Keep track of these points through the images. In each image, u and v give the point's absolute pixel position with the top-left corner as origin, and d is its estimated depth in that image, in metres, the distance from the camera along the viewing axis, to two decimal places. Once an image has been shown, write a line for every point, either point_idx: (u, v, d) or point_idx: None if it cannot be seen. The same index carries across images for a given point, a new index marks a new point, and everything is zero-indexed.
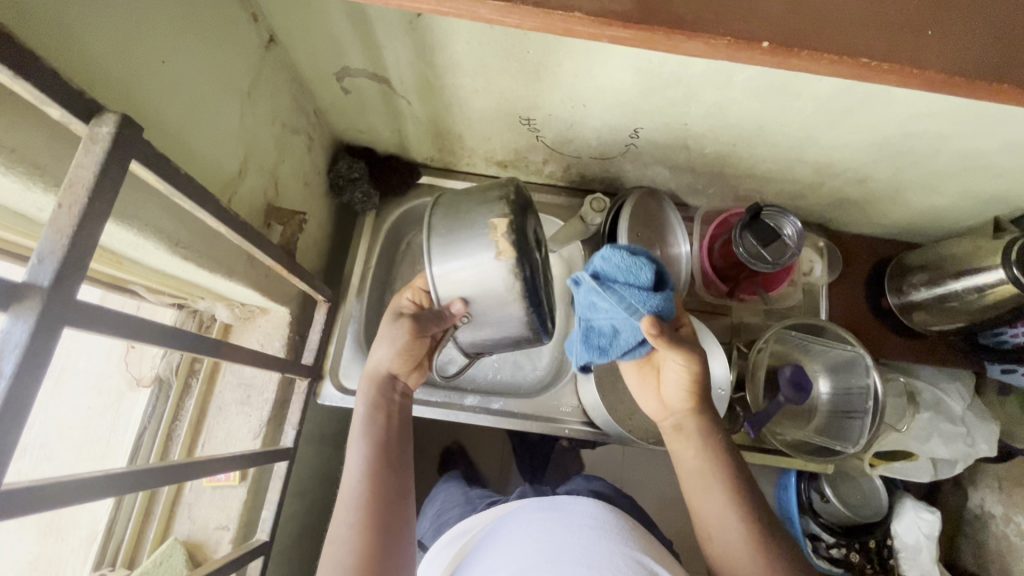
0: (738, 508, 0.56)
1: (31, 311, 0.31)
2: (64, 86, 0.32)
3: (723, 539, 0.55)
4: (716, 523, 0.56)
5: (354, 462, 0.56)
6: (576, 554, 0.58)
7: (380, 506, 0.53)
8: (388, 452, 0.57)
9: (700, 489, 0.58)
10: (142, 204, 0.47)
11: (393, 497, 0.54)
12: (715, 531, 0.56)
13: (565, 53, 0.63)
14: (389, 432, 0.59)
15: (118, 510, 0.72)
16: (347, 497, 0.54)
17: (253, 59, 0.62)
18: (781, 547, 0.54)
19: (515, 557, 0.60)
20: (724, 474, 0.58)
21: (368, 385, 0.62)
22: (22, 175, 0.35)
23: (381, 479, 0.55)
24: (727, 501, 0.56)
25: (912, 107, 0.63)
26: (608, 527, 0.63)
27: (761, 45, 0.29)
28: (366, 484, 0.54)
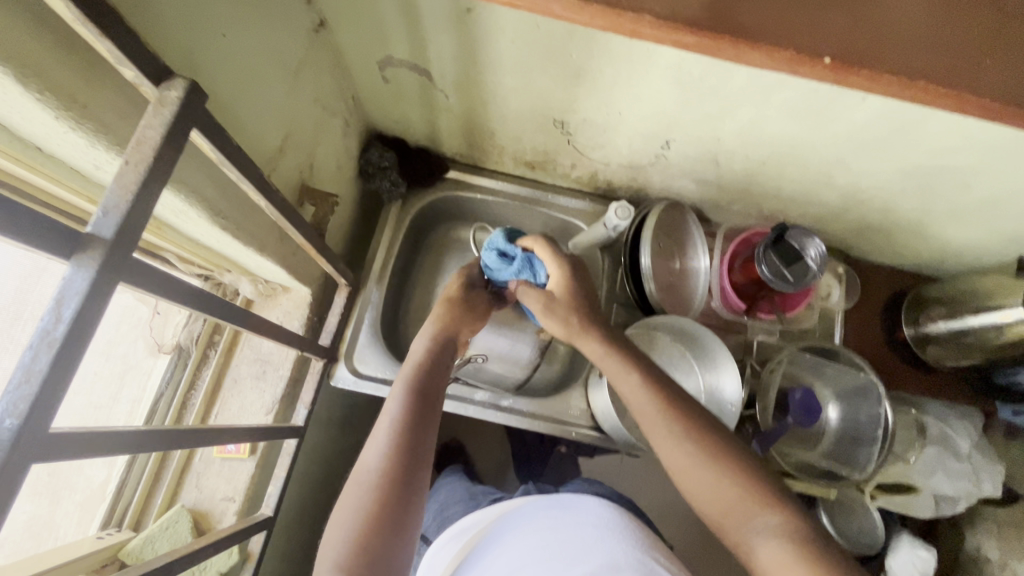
0: (706, 445, 0.53)
1: (92, 260, 0.32)
2: (142, 48, 0.33)
3: (702, 477, 0.51)
4: (692, 471, 0.52)
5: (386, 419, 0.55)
6: (578, 550, 0.61)
7: (406, 461, 0.52)
8: (426, 414, 0.57)
9: (666, 435, 0.54)
10: (191, 171, 0.48)
11: (421, 464, 0.53)
12: (693, 471, 0.52)
13: (608, 58, 0.64)
14: (431, 395, 0.59)
15: (129, 472, 0.73)
16: (379, 432, 0.54)
17: (302, 40, 0.63)
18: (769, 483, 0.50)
19: (521, 554, 0.62)
20: (681, 410, 0.56)
21: (425, 340, 0.65)
22: (89, 132, 0.36)
23: (413, 437, 0.54)
24: (692, 438, 0.53)
25: (946, 139, 0.63)
26: (612, 526, 0.65)
27: (822, 60, 0.30)
28: (397, 438, 0.53)
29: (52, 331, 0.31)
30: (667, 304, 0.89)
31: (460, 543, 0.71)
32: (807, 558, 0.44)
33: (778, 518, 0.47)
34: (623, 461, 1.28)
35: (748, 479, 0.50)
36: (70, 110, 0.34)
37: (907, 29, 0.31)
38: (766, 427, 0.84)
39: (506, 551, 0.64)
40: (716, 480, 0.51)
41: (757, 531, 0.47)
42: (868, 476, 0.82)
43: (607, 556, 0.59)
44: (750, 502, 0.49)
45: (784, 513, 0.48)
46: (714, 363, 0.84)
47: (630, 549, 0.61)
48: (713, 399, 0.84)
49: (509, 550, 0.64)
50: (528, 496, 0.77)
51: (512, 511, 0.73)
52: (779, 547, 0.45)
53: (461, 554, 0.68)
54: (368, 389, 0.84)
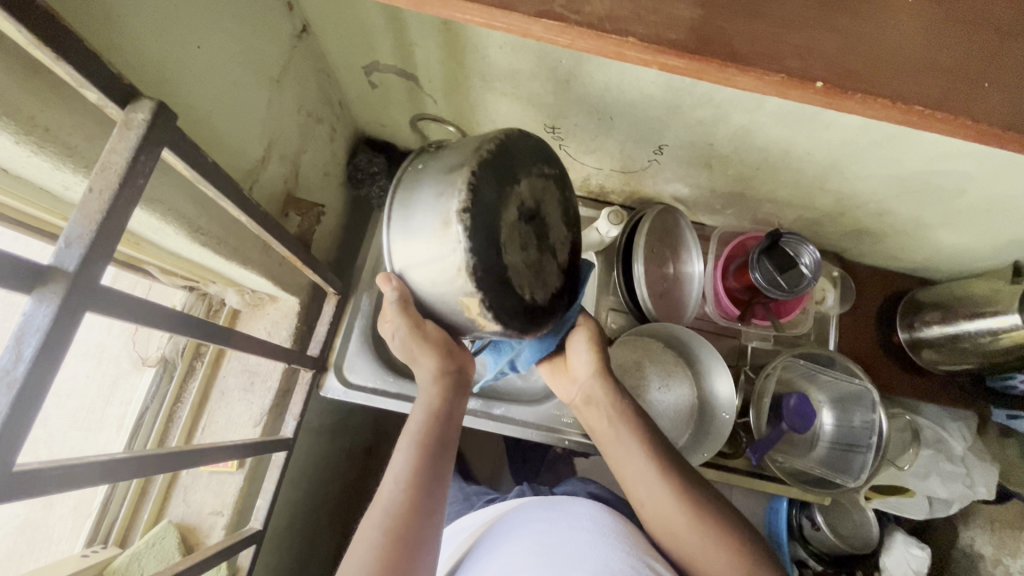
0: (693, 515, 0.60)
1: (54, 295, 0.31)
2: (106, 71, 0.31)
3: (697, 544, 0.59)
4: (690, 542, 0.59)
5: (392, 485, 0.53)
6: (571, 555, 0.58)
7: (412, 536, 0.50)
8: (437, 461, 0.55)
9: (660, 508, 0.61)
10: (166, 188, 0.47)
11: (429, 533, 0.51)
12: (681, 532, 0.60)
13: (597, 65, 0.62)
14: (438, 455, 0.56)
15: (114, 489, 0.72)
16: (385, 493, 0.53)
17: (284, 46, 0.61)
18: (746, 542, 0.59)
19: (513, 560, 0.60)
20: (673, 475, 0.62)
21: (429, 385, 0.59)
22: (53, 155, 0.35)
23: (421, 506, 0.52)
24: (681, 508, 0.60)
25: (940, 145, 0.62)
26: (605, 531, 0.63)
27: (814, 84, 0.29)
28: (403, 508, 0.51)
29: (12, 371, 0.29)
30: (661, 311, 0.88)
31: (458, 551, 0.71)
32: None
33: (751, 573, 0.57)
34: None
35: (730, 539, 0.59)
36: (32, 135, 0.33)
37: (905, 51, 0.30)
38: (759, 434, 0.84)
39: (497, 559, 0.63)
40: (701, 543, 0.59)
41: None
42: (861, 483, 0.81)
43: (599, 563, 0.57)
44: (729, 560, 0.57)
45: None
46: (706, 371, 0.85)
47: (623, 553, 0.59)
48: (707, 405, 0.85)
49: (501, 557, 0.62)
50: (523, 498, 0.76)
51: (506, 515, 0.72)
52: None
53: (458, 561, 0.68)
54: (359, 398, 0.83)
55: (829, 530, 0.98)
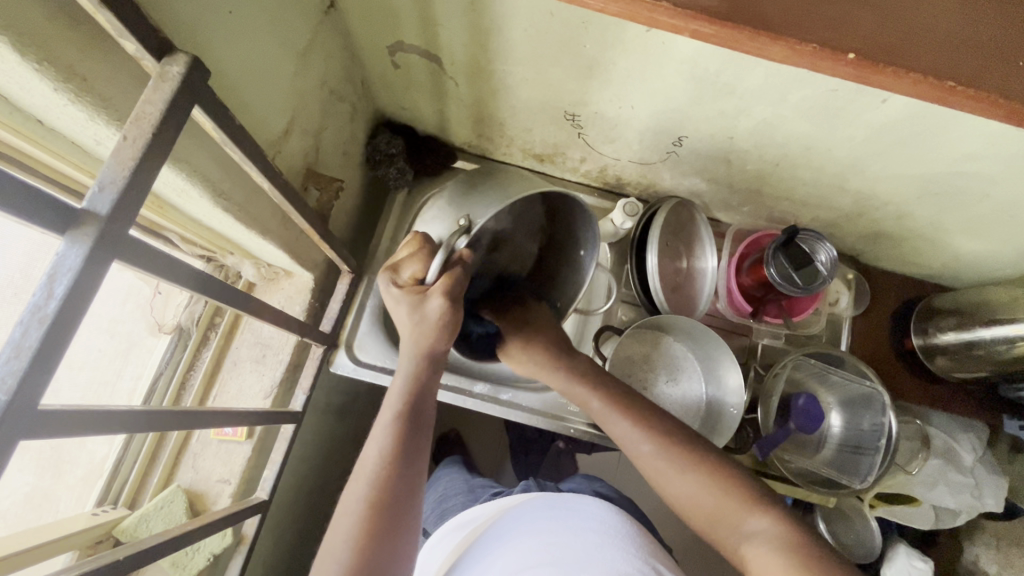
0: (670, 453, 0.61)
1: (86, 238, 0.32)
2: (144, 22, 0.32)
3: (687, 484, 0.59)
4: (692, 495, 0.58)
5: (376, 438, 0.55)
6: (578, 556, 0.59)
7: (387, 490, 0.52)
8: (415, 431, 0.56)
9: (648, 453, 0.62)
10: (194, 151, 0.48)
11: (409, 478, 0.53)
12: (669, 476, 0.60)
13: (621, 51, 0.62)
14: (422, 406, 0.58)
15: (126, 451, 0.73)
16: (364, 468, 0.54)
17: (312, 21, 0.62)
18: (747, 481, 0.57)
19: (522, 555, 0.61)
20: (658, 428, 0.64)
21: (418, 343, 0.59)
22: (89, 106, 0.36)
23: (402, 452, 0.54)
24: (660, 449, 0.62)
25: (966, 144, 0.62)
26: (613, 533, 0.63)
27: (847, 56, 0.29)
28: (387, 451, 0.54)
29: (43, 307, 0.30)
30: (672, 305, 0.88)
31: (457, 544, 0.70)
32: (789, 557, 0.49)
33: (769, 520, 0.53)
34: (620, 460, 1.28)
35: (726, 478, 0.58)
36: (69, 83, 0.34)
37: (938, 26, 0.30)
38: (766, 431, 0.82)
39: (501, 559, 0.62)
40: (709, 495, 0.57)
41: (750, 538, 0.53)
42: (867, 485, 0.81)
43: (606, 565, 0.57)
44: (738, 506, 0.55)
45: (772, 517, 0.53)
46: (718, 369, 0.84)
47: (631, 557, 0.59)
48: (715, 401, 0.85)
49: (507, 555, 0.62)
50: (530, 493, 0.76)
51: (511, 511, 0.71)
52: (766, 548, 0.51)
53: (462, 546, 0.69)
54: (368, 376, 0.83)
55: (831, 537, 0.96)
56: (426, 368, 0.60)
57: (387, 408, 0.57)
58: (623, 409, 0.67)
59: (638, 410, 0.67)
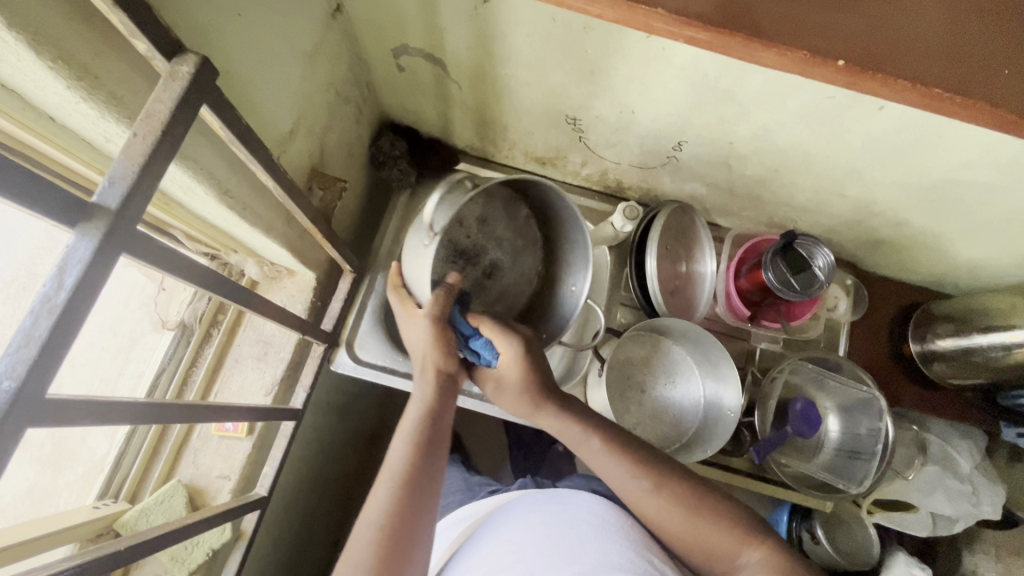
0: (666, 493, 0.59)
1: (96, 231, 0.33)
2: (155, 22, 0.33)
3: (684, 525, 0.57)
4: (687, 533, 0.57)
5: (397, 445, 0.56)
6: (570, 551, 0.59)
7: (405, 518, 0.51)
8: (432, 455, 0.56)
9: (641, 496, 0.59)
10: (201, 149, 0.49)
11: (424, 503, 0.53)
12: (668, 519, 0.58)
13: (622, 57, 0.63)
14: (439, 430, 0.58)
15: (128, 445, 0.74)
16: (381, 490, 0.53)
17: (319, 23, 0.63)
18: (737, 512, 0.58)
19: (515, 550, 0.61)
20: (649, 467, 0.60)
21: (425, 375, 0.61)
22: (100, 103, 0.37)
23: (418, 477, 0.54)
24: (651, 488, 0.59)
25: (962, 152, 0.62)
26: (608, 526, 0.63)
27: (837, 62, 0.30)
28: (404, 477, 0.53)
29: (53, 297, 0.31)
30: (671, 308, 0.88)
31: (453, 541, 0.70)
32: None
33: (762, 552, 0.54)
34: None
35: (723, 514, 0.57)
36: (82, 81, 0.35)
37: (926, 34, 0.31)
38: (763, 434, 0.83)
39: (494, 552, 0.62)
40: (705, 532, 0.57)
41: (744, 570, 0.54)
42: (864, 490, 0.81)
43: (598, 557, 0.57)
44: (732, 541, 0.56)
45: (767, 550, 0.54)
46: (716, 371, 0.84)
47: (624, 548, 0.59)
48: (713, 404, 0.85)
49: (500, 550, 0.62)
50: (525, 489, 0.76)
51: (506, 506, 0.72)
52: None
53: (457, 544, 0.69)
54: (368, 375, 0.84)
55: (829, 544, 0.95)
56: (440, 393, 0.60)
57: (405, 430, 0.57)
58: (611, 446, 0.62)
59: (631, 445, 0.62)
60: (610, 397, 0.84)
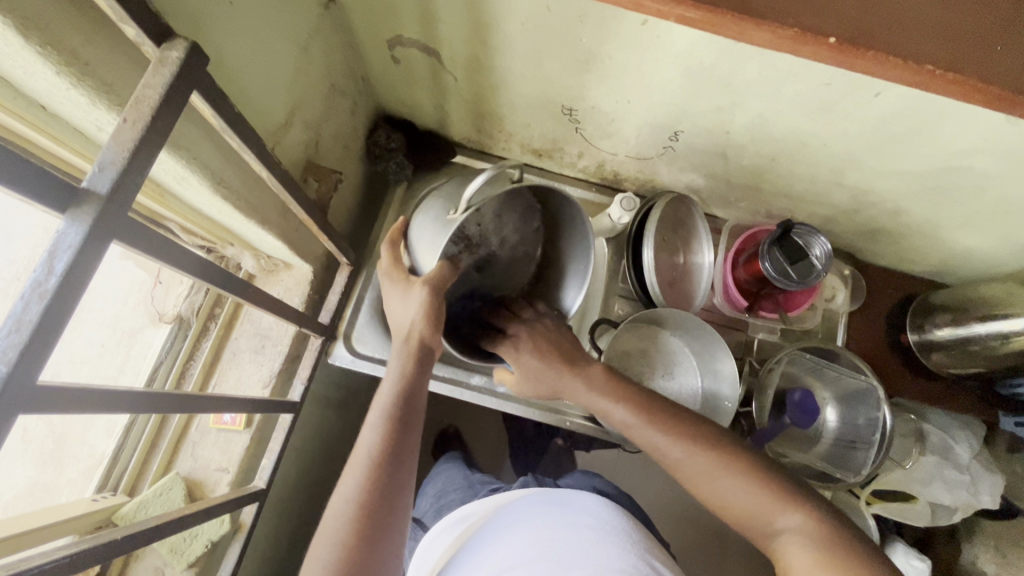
0: (708, 460, 0.59)
1: (86, 216, 0.33)
2: (144, 8, 0.33)
3: (725, 488, 0.58)
4: (732, 499, 0.57)
5: (373, 421, 0.56)
6: (573, 554, 0.59)
7: (381, 493, 0.52)
8: (405, 430, 0.56)
9: (690, 469, 0.59)
10: (192, 138, 0.49)
11: (397, 478, 0.53)
12: (713, 482, 0.58)
13: (618, 45, 0.63)
14: (412, 406, 0.58)
15: (126, 438, 0.74)
16: (356, 466, 0.53)
17: (313, 14, 0.63)
18: (780, 476, 0.58)
19: (518, 552, 0.61)
20: (688, 435, 0.61)
21: (402, 352, 0.60)
22: (90, 90, 0.37)
23: (392, 450, 0.54)
24: (691, 452, 0.60)
25: (959, 138, 0.62)
26: (610, 529, 0.64)
27: (827, 40, 0.30)
28: (377, 451, 0.54)
29: (43, 283, 0.31)
30: (669, 300, 0.88)
31: (452, 537, 0.70)
32: (832, 560, 0.50)
33: (802, 517, 0.54)
34: (618, 456, 1.28)
35: (762, 477, 0.57)
36: (71, 67, 0.35)
37: (918, 11, 0.31)
38: (761, 425, 0.83)
39: (497, 552, 0.63)
40: (748, 500, 0.56)
41: (784, 535, 0.54)
42: (861, 480, 0.81)
43: (603, 561, 0.58)
44: (771, 506, 0.55)
45: (807, 514, 0.55)
46: (714, 364, 0.85)
47: (626, 554, 0.60)
48: (711, 396, 0.85)
49: (502, 553, 0.62)
50: (525, 489, 0.76)
51: (504, 506, 0.72)
52: (805, 547, 0.52)
53: (454, 545, 0.69)
54: (365, 368, 0.83)
55: None
56: (415, 365, 0.60)
57: (379, 405, 0.57)
58: (649, 414, 0.63)
59: (664, 412, 0.63)
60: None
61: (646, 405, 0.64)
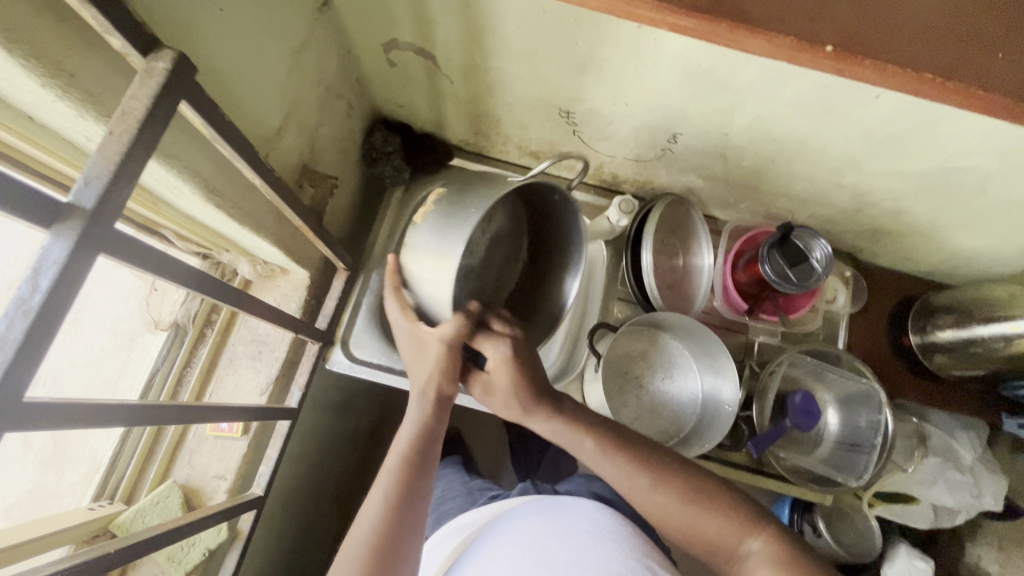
0: (674, 490, 0.57)
1: (71, 231, 0.32)
2: (130, 19, 0.32)
3: (694, 519, 0.56)
4: (702, 530, 0.56)
5: (391, 462, 0.57)
6: (570, 560, 0.58)
7: (395, 539, 0.52)
8: (422, 475, 0.56)
9: (656, 502, 0.57)
10: (183, 147, 0.48)
11: (412, 523, 0.54)
12: (679, 515, 0.56)
13: (614, 47, 0.62)
14: (429, 449, 0.59)
15: (123, 446, 0.74)
16: (370, 509, 0.54)
17: (306, 19, 0.63)
18: (747, 506, 0.57)
19: (514, 558, 0.61)
20: (655, 465, 0.59)
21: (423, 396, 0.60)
22: (76, 101, 0.36)
23: (409, 494, 0.54)
24: (657, 484, 0.57)
25: (961, 140, 0.61)
26: (608, 534, 0.63)
27: (825, 48, 0.30)
28: (394, 495, 0.54)
29: (28, 300, 0.30)
30: (668, 302, 0.88)
31: (452, 546, 0.70)
32: None
33: (764, 541, 0.54)
34: None
35: (726, 504, 0.56)
36: (56, 79, 0.34)
37: (915, 18, 0.31)
38: (761, 429, 0.82)
39: (493, 558, 0.62)
40: (716, 529, 0.55)
41: (748, 560, 0.54)
42: (864, 483, 0.81)
43: (599, 565, 0.57)
44: (737, 531, 0.55)
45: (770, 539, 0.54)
46: (713, 366, 0.84)
47: (625, 557, 0.59)
48: (711, 399, 0.84)
49: (498, 559, 0.62)
50: (525, 496, 0.75)
51: (504, 515, 0.71)
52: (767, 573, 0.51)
53: (453, 554, 0.69)
54: (364, 373, 0.83)
55: (830, 538, 0.95)
56: (434, 410, 0.60)
57: (397, 447, 0.57)
58: (616, 447, 0.60)
59: (633, 442, 0.61)
60: (607, 392, 0.83)
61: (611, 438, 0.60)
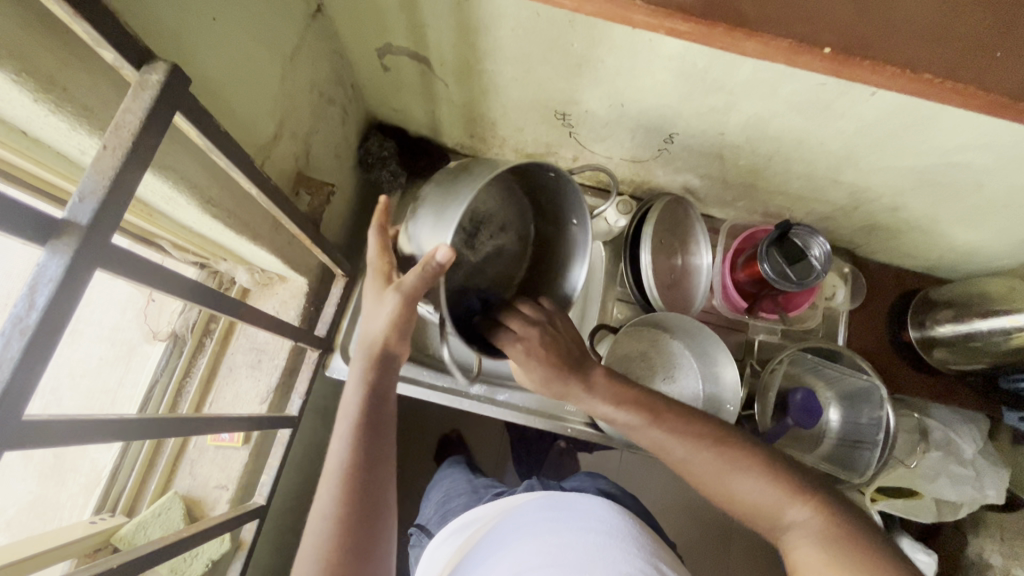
0: (711, 459, 0.57)
1: (66, 247, 0.32)
2: (123, 33, 0.32)
3: (734, 486, 0.56)
4: (742, 497, 0.55)
5: (341, 430, 0.54)
6: (581, 562, 0.58)
7: (362, 505, 0.50)
8: (378, 437, 0.54)
9: (695, 470, 0.58)
10: (178, 157, 0.48)
11: (375, 488, 0.51)
12: (719, 481, 0.57)
13: (609, 49, 0.62)
14: (381, 411, 0.55)
15: (123, 458, 0.73)
16: (329, 482, 0.51)
17: (298, 25, 0.62)
18: (789, 473, 0.56)
19: (524, 558, 0.60)
20: (694, 433, 0.59)
21: (365, 360, 0.56)
22: (70, 115, 0.36)
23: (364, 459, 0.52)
24: (696, 450, 0.58)
25: (957, 135, 0.61)
26: (616, 535, 0.63)
27: (822, 49, 0.31)
28: (350, 463, 0.52)
29: (24, 318, 0.30)
30: (667, 302, 0.87)
31: (458, 543, 0.69)
32: (834, 555, 0.49)
33: (810, 510, 0.53)
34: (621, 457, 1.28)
35: (765, 470, 0.55)
36: (49, 93, 0.34)
37: (912, 17, 0.31)
38: (764, 426, 0.81)
39: (503, 559, 0.62)
40: (755, 496, 0.55)
41: (790, 530, 0.53)
42: (867, 480, 0.81)
43: (610, 568, 0.57)
44: (778, 501, 0.54)
45: (815, 509, 0.53)
46: (713, 366, 0.84)
47: (632, 558, 0.60)
48: (713, 399, 0.84)
49: (509, 559, 0.61)
50: (533, 492, 0.74)
51: (512, 512, 0.70)
52: (808, 541, 0.51)
53: (460, 552, 0.68)
54: None
55: None
56: (377, 368, 0.56)
57: (346, 415, 0.54)
58: (654, 416, 0.60)
59: (668, 410, 0.61)
60: None
61: (650, 405, 0.61)
